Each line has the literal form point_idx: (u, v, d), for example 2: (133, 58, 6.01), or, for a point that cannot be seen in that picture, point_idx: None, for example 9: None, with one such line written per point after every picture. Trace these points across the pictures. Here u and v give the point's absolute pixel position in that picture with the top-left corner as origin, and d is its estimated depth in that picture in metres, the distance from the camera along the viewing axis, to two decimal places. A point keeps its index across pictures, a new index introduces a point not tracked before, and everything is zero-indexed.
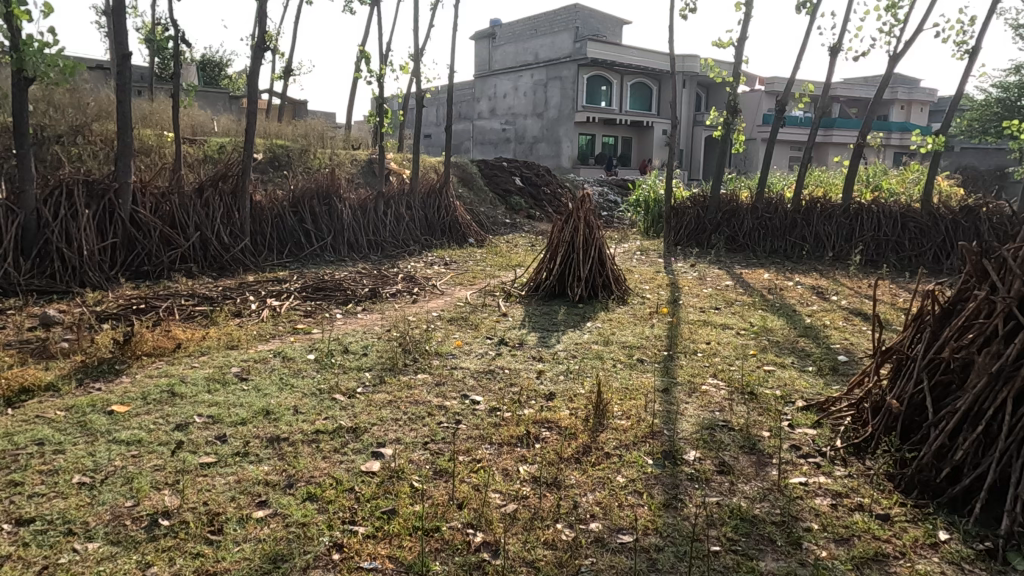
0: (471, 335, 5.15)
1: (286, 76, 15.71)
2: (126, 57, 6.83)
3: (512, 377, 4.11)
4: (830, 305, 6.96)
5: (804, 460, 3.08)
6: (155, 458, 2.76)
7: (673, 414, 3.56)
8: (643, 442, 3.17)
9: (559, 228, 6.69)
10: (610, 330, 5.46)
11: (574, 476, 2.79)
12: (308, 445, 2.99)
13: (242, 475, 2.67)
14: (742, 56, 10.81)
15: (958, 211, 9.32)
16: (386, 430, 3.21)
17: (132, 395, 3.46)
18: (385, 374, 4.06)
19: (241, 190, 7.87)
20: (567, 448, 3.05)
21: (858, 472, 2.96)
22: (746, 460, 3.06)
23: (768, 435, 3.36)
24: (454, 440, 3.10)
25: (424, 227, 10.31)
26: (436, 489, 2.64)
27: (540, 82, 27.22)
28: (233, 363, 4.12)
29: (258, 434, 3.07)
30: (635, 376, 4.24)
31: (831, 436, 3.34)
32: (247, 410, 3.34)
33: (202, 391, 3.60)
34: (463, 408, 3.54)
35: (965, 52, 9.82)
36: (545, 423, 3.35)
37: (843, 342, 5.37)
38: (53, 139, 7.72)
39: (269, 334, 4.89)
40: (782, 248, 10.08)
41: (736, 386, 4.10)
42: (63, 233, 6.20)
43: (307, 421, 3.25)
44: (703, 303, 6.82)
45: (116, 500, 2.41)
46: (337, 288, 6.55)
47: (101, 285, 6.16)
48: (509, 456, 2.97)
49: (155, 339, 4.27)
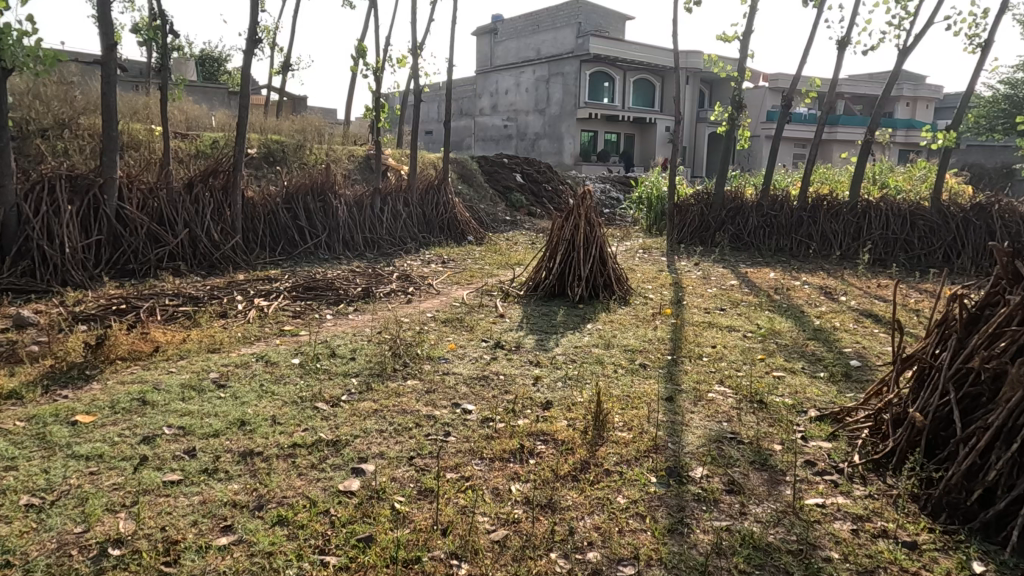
0: (467, 338, 4.93)
1: (285, 70, 15.46)
2: (112, 49, 6.60)
3: (507, 383, 3.88)
4: (838, 305, 6.74)
5: (820, 478, 2.85)
6: (116, 475, 2.54)
7: (678, 425, 3.33)
8: (646, 457, 2.94)
9: (559, 225, 6.47)
10: (611, 332, 5.23)
11: (570, 497, 2.56)
12: (284, 460, 2.76)
13: (207, 496, 2.45)
14: (747, 50, 10.56)
15: (969, 210, 9.06)
16: (370, 442, 2.98)
17: (100, 404, 3.24)
18: (372, 381, 3.83)
19: (232, 186, 7.63)
20: (563, 465, 2.81)
21: (879, 491, 2.72)
22: (757, 477, 2.82)
23: (780, 449, 3.13)
24: (442, 455, 2.87)
25: (422, 224, 10.07)
26: (420, 512, 2.41)
27: (541, 78, 26.92)
28: (212, 368, 3.90)
29: (230, 447, 2.85)
30: (638, 383, 4.01)
31: (848, 450, 3.12)
32: (220, 421, 3.12)
33: (175, 398, 3.38)
34: (453, 418, 3.31)
35: (977, 46, 9.59)
36: (540, 435, 3.12)
37: (855, 346, 5.13)
38: (38, 133, 7.52)
39: (254, 336, 4.67)
40: (788, 247, 9.82)
41: (745, 394, 3.87)
42: (45, 230, 5.98)
43: (285, 433, 3.03)
44: (708, 303, 6.58)
45: (64, 525, 2.20)
46: (328, 287, 6.32)
47: (83, 284, 5.93)
48: (500, 473, 2.75)
49: (131, 342, 4.07)
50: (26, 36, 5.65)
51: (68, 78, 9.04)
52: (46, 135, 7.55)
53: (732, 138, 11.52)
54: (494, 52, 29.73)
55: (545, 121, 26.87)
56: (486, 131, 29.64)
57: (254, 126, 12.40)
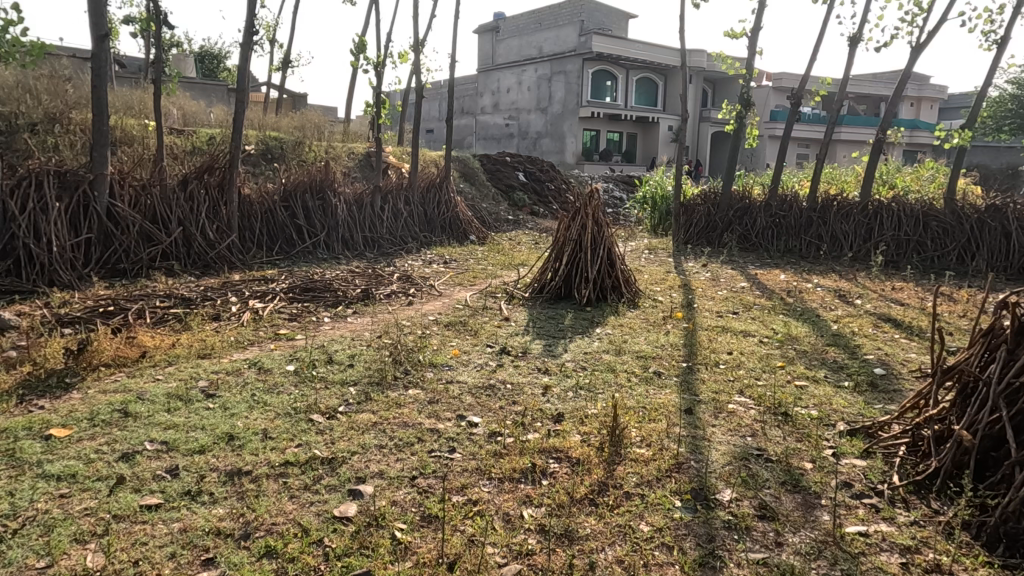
0: (470, 343, 4.68)
1: (285, 67, 15.20)
2: (103, 40, 6.34)
3: (515, 394, 3.64)
4: (855, 309, 6.50)
5: (860, 502, 2.61)
6: (89, 499, 2.31)
7: (700, 441, 3.09)
8: (668, 477, 2.71)
9: (565, 225, 6.24)
10: (622, 337, 4.98)
11: (589, 525, 2.33)
12: (275, 481, 2.53)
13: (188, 523, 2.21)
14: (756, 47, 10.34)
15: (984, 210, 8.74)
16: (368, 460, 2.75)
17: (78, 416, 3.00)
18: (370, 391, 3.59)
19: (228, 183, 7.40)
20: (580, 486, 2.58)
21: (925, 518, 2.49)
22: (791, 501, 2.59)
23: (812, 468, 2.90)
24: (447, 475, 2.64)
25: (422, 223, 9.84)
26: (423, 542, 2.19)
27: (543, 77, 26.65)
28: (201, 375, 3.66)
29: (216, 466, 2.61)
30: (654, 393, 3.77)
31: (885, 469, 2.88)
32: (207, 435, 2.88)
33: (160, 410, 3.14)
34: (459, 432, 3.07)
35: (994, 43, 9.36)
36: (553, 452, 2.88)
37: (877, 353, 4.88)
38: (27, 128, 7.26)
39: (247, 340, 4.44)
40: (798, 248, 9.60)
41: (768, 405, 3.63)
42: (31, 227, 5.74)
43: (276, 449, 2.79)
44: (720, 306, 6.34)
45: (26, 559, 1.97)
46: (327, 288, 6.09)
47: (71, 285, 5.70)
48: (510, 496, 2.51)
49: (117, 347, 3.84)
50: (11, 25, 5.42)
51: (61, 72, 8.79)
52: (36, 130, 7.30)
53: (740, 137, 11.25)
54: (496, 51, 29.50)
55: (548, 120, 26.61)
56: (489, 131, 29.38)
57: (251, 123, 12.17)
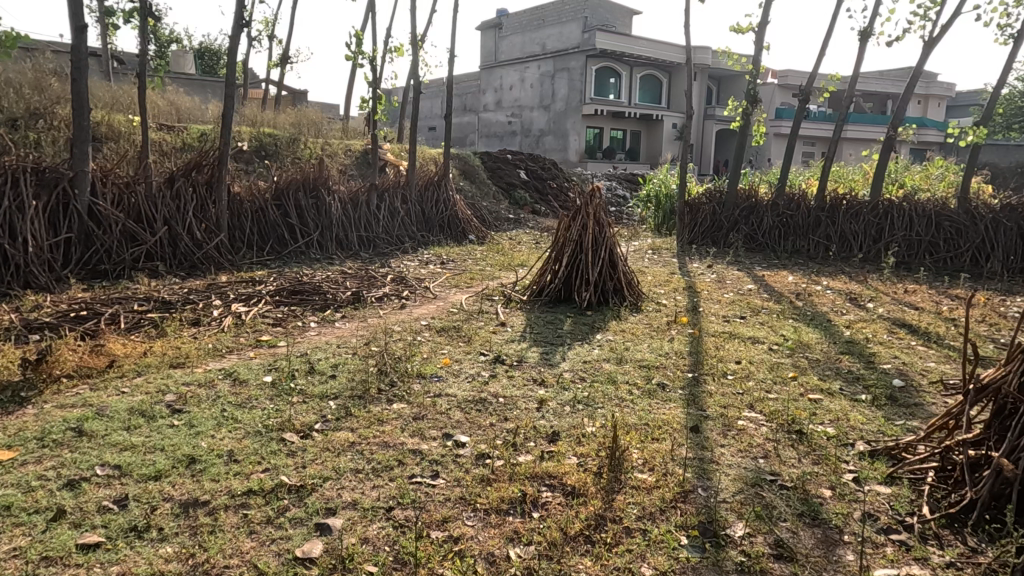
0: (463, 351, 4.41)
1: (283, 63, 14.89)
2: (83, 31, 6.08)
3: (507, 409, 3.37)
4: (868, 314, 6.22)
5: (887, 538, 2.34)
6: (20, 536, 2.06)
7: (708, 465, 2.81)
8: (673, 508, 2.44)
9: (565, 225, 5.96)
10: (624, 344, 4.71)
11: (583, 568, 2.07)
12: (235, 513, 2.27)
13: (128, 566, 1.96)
14: (763, 42, 10.07)
15: (999, 210, 8.40)
16: (340, 488, 2.48)
17: (27, 436, 2.75)
18: (351, 405, 3.33)
19: (217, 181, 7.12)
20: (574, 521, 2.31)
21: (962, 558, 2.22)
22: (810, 536, 2.32)
23: (831, 496, 2.63)
24: (428, 506, 2.38)
25: (420, 222, 9.58)
26: None
27: (546, 74, 26.40)
28: (170, 388, 3.40)
29: (171, 495, 2.35)
30: (657, 408, 3.49)
31: (912, 498, 2.60)
32: (166, 458, 2.62)
33: (119, 428, 2.88)
34: (443, 454, 2.81)
35: (1010, 36, 9.02)
36: (546, 478, 2.62)
37: (894, 362, 4.59)
38: (8, 123, 7.02)
39: (226, 348, 4.17)
40: (806, 248, 9.30)
41: (781, 422, 3.35)
42: (6, 227, 5.49)
43: (240, 475, 2.53)
44: (726, 310, 6.06)
45: None
46: (316, 291, 5.81)
47: (47, 287, 5.47)
48: (496, 532, 2.25)
49: (80, 358, 3.59)
50: None
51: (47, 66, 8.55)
52: (16, 125, 7.06)
53: (746, 135, 10.93)
54: (500, 47, 29.23)
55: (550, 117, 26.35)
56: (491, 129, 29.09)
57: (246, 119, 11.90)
